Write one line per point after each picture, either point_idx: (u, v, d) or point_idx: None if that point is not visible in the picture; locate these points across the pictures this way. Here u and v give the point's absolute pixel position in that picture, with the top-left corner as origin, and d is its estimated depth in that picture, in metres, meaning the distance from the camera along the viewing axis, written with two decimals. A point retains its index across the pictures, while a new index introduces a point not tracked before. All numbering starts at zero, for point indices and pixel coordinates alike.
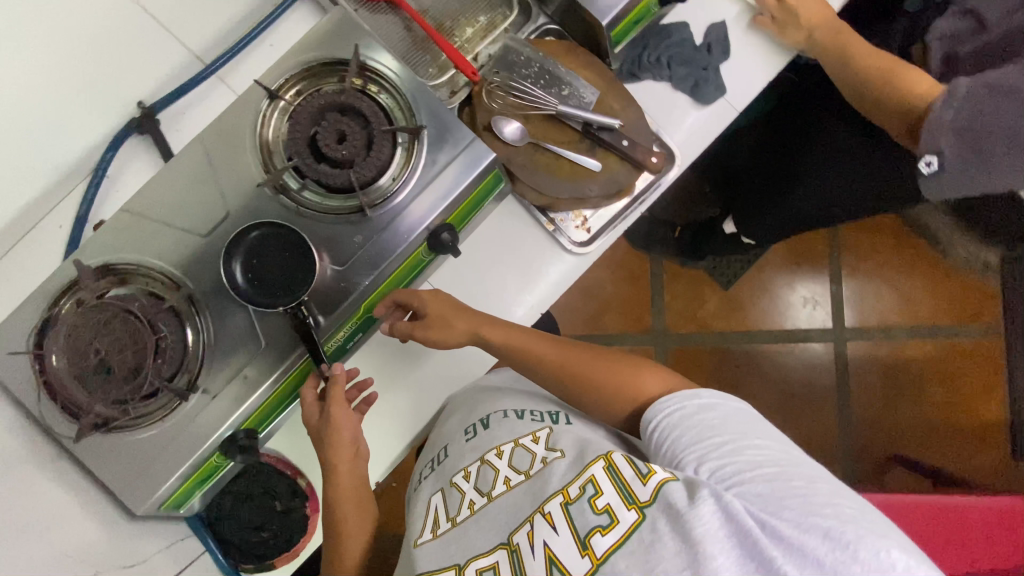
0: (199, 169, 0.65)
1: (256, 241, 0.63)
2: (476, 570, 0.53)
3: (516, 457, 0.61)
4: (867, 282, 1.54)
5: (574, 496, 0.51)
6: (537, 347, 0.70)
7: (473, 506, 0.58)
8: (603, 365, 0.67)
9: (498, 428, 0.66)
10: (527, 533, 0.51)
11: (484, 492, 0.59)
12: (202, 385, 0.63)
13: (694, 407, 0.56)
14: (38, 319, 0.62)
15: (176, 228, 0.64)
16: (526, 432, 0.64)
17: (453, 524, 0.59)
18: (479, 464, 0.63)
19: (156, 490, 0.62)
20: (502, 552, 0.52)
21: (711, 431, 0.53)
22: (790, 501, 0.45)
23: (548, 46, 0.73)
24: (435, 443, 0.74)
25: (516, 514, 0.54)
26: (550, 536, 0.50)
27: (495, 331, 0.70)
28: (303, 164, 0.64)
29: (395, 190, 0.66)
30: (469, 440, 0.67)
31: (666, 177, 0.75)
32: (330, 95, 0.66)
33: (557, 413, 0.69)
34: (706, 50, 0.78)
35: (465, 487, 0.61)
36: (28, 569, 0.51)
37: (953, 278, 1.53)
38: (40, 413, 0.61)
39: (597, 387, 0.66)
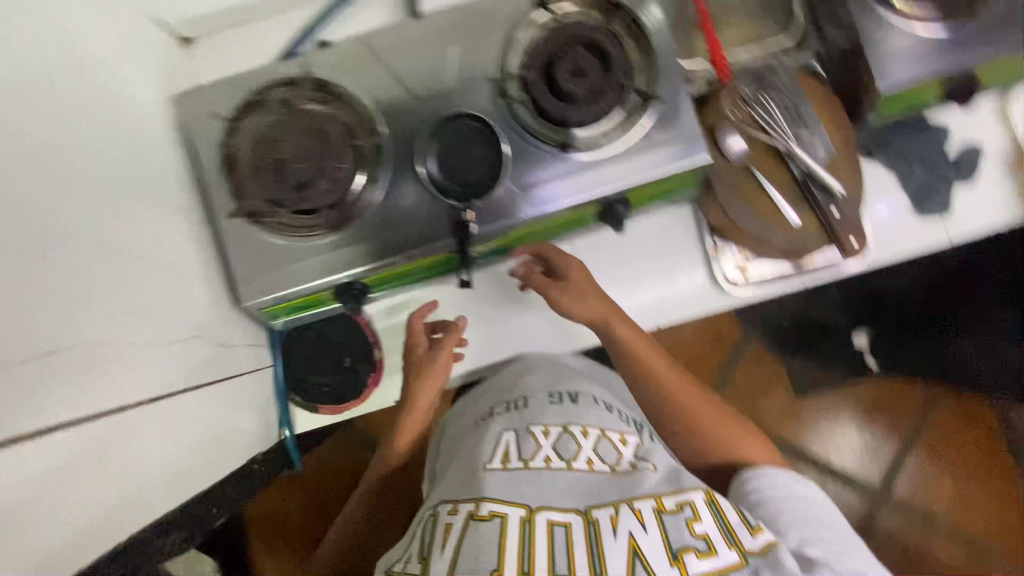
0: (442, 39, 0.67)
1: (462, 127, 0.65)
2: (546, 521, 0.48)
3: (604, 445, 0.56)
4: (928, 466, 1.31)
5: (669, 508, 0.49)
6: (656, 365, 0.66)
7: (550, 463, 0.53)
8: (714, 409, 0.65)
9: (589, 408, 0.60)
10: (611, 515, 0.49)
11: (566, 459, 0.54)
12: (349, 227, 0.66)
13: (799, 492, 0.57)
14: (248, 99, 0.66)
15: (396, 82, 0.66)
16: (616, 427, 0.59)
17: (522, 467, 0.53)
18: (565, 428, 0.56)
19: (268, 293, 0.65)
20: (576, 518, 0.49)
21: (819, 525, 0.54)
22: None
23: (808, 83, 0.69)
24: (498, 385, 0.67)
25: (597, 493, 0.51)
26: (639, 530, 0.47)
27: (624, 328, 0.66)
28: (533, 79, 0.64)
29: (601, 145, 0.65)
30: (554, 404, 0.60)
31: (848, 265, 0.72)
32: (589, 29, 0.65)
33: (642, 425, 0.65)
34: (952, 163, 0.73)
35: (544, 441, 0.55)
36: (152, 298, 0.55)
37: None
38: (211, 178, 0.65)
39: (700, 429, 0.64)
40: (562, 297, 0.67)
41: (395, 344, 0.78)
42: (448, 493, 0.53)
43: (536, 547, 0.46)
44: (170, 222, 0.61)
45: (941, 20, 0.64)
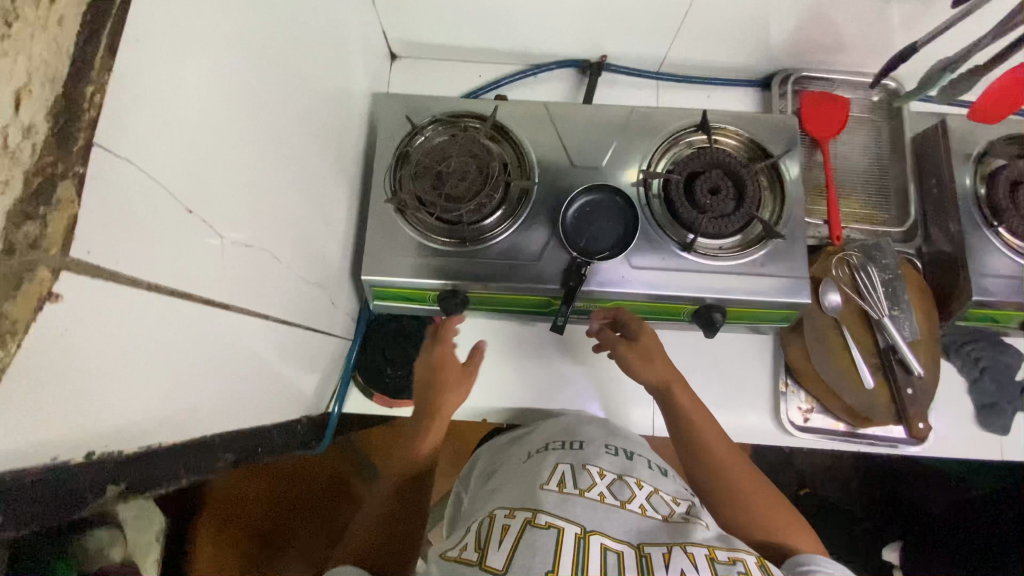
0: (610, 127, 0.77)
1: (604, 202, 0.73)
2: (600, 545, 0.45)
3: (657, 498, 0.52)
4: None
5: (722, 559, 0.45)
6: (710, 429, 0.65)
7: (603, 498, 0.50)
8: (766, 489, 0.61)
9: (644, 466, 0.57)
10: (663, 553, 0.45)
11: (619, 499, 0.51)
12: (478, 247, 0.73)
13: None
14: (438, 116, 0.77)
15: (561, 146, 0.76)
16: (670, 489, 0.56)
17: (577, 493, 0.50)
18: (618, 477, 0.54)
19: (386, 275, 0.71)
20: (629, 549, 0.46)
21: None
22: None
23: (909, 271, 0.76)
24: (553, 428, 0.66)
25: (652, 534, 0.48)
26: (691, 570, 0.43)
27: (684, 395, 0.66)
28: (678, 184, 0.73)
29: (717, 256, 0.72)
30: (611, 452, 0.58)
31: (909, 446, 0.75)
32: (736, 161, 0.75)
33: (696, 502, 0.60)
34: (1020, 390, 0.78)
35: (598, 480, 0.53)
36: (303, 239, 0.61)
37: None
38: (381, 164, 0.74)
39: (751, 502, 0.59)
40: (630, 355, 0.69)
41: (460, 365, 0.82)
42: (504, 503, 0.51)
43: (589, 565, 0.43)
44: (338, 185, 0.69)
45: None
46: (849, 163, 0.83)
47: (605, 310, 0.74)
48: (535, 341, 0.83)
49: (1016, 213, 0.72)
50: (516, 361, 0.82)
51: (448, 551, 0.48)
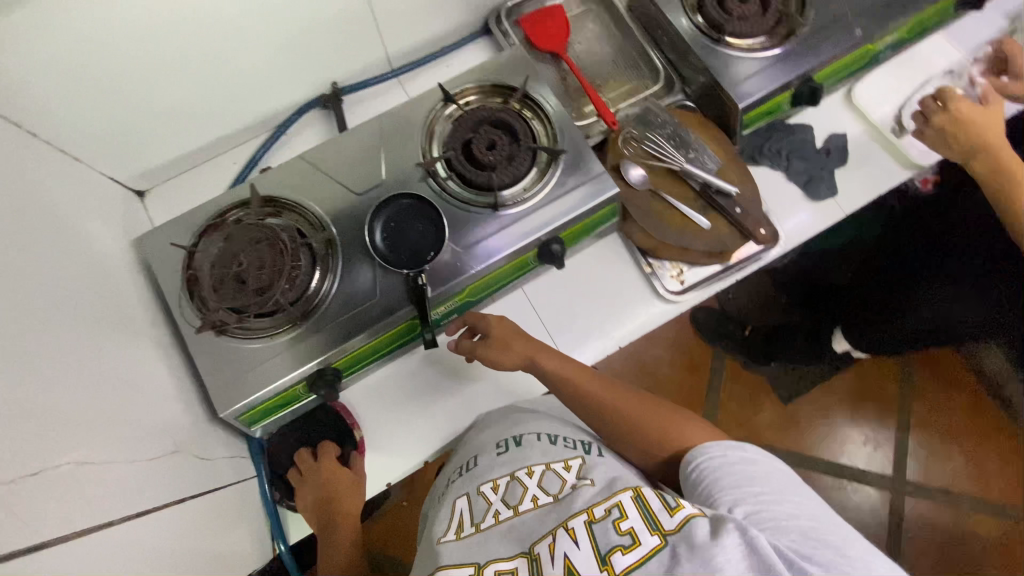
0: (370, 142, 0.76)
1: (402, 208, 0.72)
2: (495, 572, 0.53)
3: (546, 480, 0.61)
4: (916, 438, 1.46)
5: (598, 516, 0.53)
6: (590, 385, 0.71)
7: (498, 516, 0.59)
8: (652, 411, 0.68)
9: (531, 448, 0.66)
10: (548, 545, 0.52)
11: (512, 505, 0.59)
12: (312, 317, 0.70)
13: (735, 456, 0.58)
14: (205, 223, 0.73)
15: (335, 182, 0.74)
16: (560, 457, 0.65)
17: (476, 529, 0.58)
18: (509, 478, 0.63)
19: (245, 398, 0.67)
20: (522, 559, 0.53)
21: (751, 481, 0.55)
22: (821, 549, 0.49)
23: (685, 116, 0.82)
24: (465, 452, 0.73)
25: (540, 527, 0.55)
26: (572, 549, 0.50)
27: (550, 359, 0.72)
28: (455, 158, 0.74)
29: (524, 198, 0.74)
30: (501, 454, 0.67)
31: (770, 252, 0.81)
32: (494, 111, 0.77)
33: (590, 445, 0.69)
34: (825, 153, 0.85)
35: (492, 497, 0.62)
36: (121, 423, 0.56)
37: (1011, 444, 1.45)
38: (175, 300, 0.69)
39: (642, 435, 0.66)
40: (490, 352, 0.74)
41: (377, 426, 0.79)
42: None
43: None
44: (143, 346, 0.65)
45: (773, 44, 0.79)
46: (592, 56, 0.89)
47: (453, 325, 0.77)
48: (431, 362, 0.82)
49: (730, 20, 0.79)
50: (425, 389, 0.81)
51: None
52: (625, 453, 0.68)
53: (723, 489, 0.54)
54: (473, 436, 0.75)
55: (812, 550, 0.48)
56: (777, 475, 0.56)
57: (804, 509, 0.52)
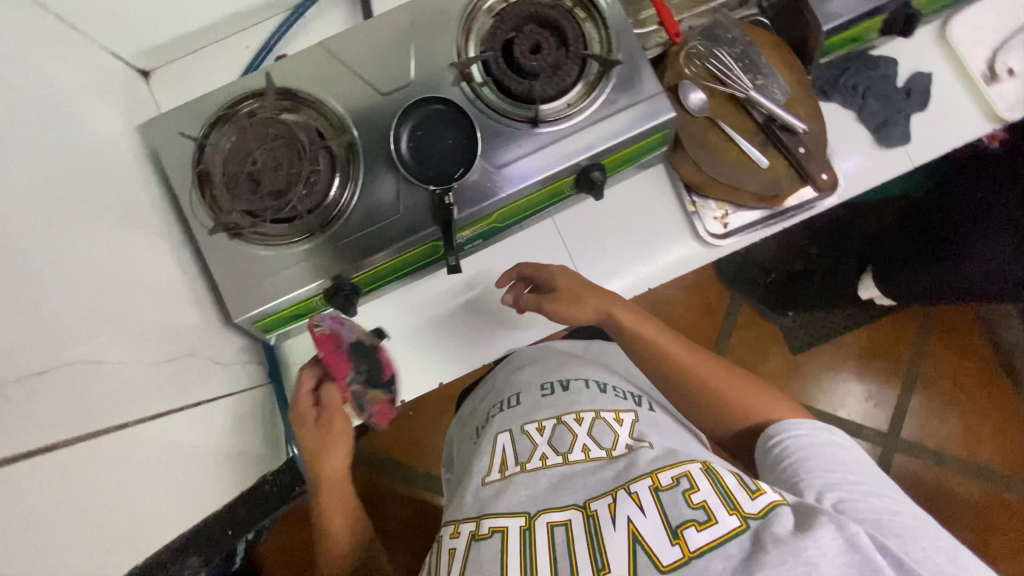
0: (400, 33, 0.67)
1: (432, 114, 0.65)
2: (547, 523, 0.54)
3: (597, 430, 0.62)
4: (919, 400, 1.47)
5: (665, 484, 0.53)
6: (678, 352, 0.67)
7: (546, 460, 0.60)
8: (742, 384, 0.65)
9: (580, 395, 0.67)
10: (608, 505, 0.53)
11: (561, 451, 0.60)
12: (332, 227, 0.66)
13: (823, 439, 0.57)
14: (214, 113, 0.66)
15: (357, 79, 0.66)
16: (610, 408, 0.66)
17: (522, 469, 0.60)
18: (556, 423, 0.64)
19: (258, 307, 0.65)
20: (576, 513, 0.54)
21: (842, 467, 0.54)
22: (926, 551, 0.47)
23: (757, 34, 0.72)
24: (502, 384, 0.75)
25: (596, 485, 0.56)
26: (636, 515, 0.51)
27: (629, 315, 0.68)
28: (495, 61, 0.66)
29: (568, 115, 0.66)
30: (546, 395, 0.68)
31: (825, 201, 0.74)
32: (542, 8, 0.67)
33: (640, 397, 0.70)
34: (906, 93, 0.76)
35: (537, 439, 0.63)
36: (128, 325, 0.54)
37: (1013, 416, 1.46)
38: (185, 195, 0.65)
39: (731, 411, 0.64)
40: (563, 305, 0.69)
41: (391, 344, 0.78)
42: (454, 512, 0.61)
43: (537, 549, 0.52)
44: (152, 244, 0.61)
45: None
46: None
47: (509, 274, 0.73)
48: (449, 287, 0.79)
49: None
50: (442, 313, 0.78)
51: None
52: (702, 424, 0.67)
53: (812, 473, 0.54)
54: (513, 370, 0.75)
55: (913, 545, 0.47)
56: (869, 469, 0.55)
57: (903, 507, 0.51)
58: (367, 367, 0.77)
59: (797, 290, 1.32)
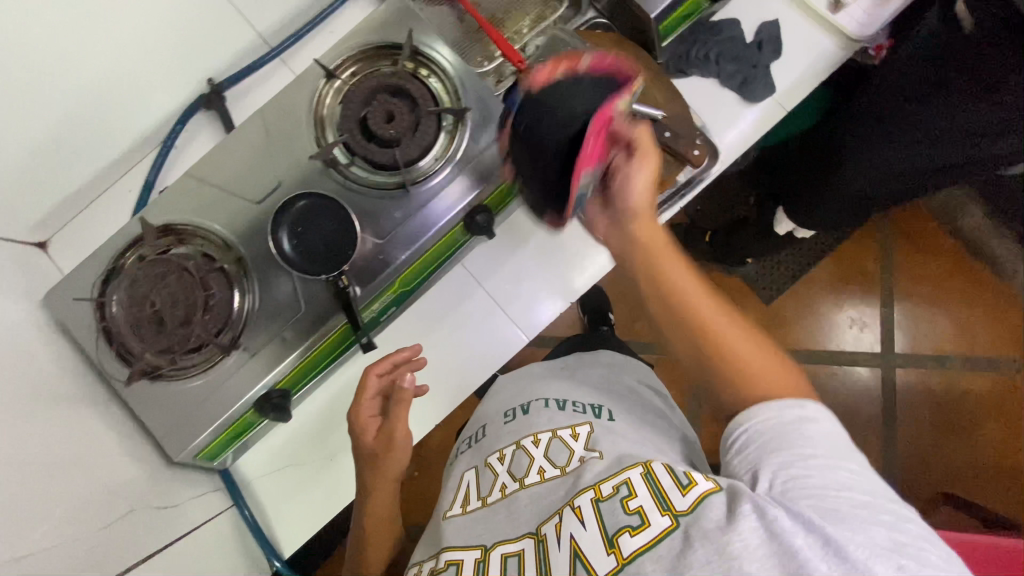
0: (258, 141, 0.68)
1: (303, 210, 0.65)
2: (501, 554, 0.57)
3: (552, 450, 0.66)
4: (902, 312, 1.46)
5: (605, 493, 0.54)
6: (686, 279, 0.56)
7: (505, 489, 0.65)
8: (758, 358, 0.53)
9: (536, 416, 0.73)
10: (555, 526, 0.54)
11: (517, 478, 0.65)
12: (243, 343, 0.67)
13: (792, 417, 0.49)
14: (102, 270, 0.67)
15: (231, 196, 0.68)
16: (566, 425, 0.70)
17: (483, 502, 0.65)
18: (515, 448, 0.69)
19: (189, 442, 0.66)
20: (528, 541, 0.56)
21: (807, 442, 0.47)
22: (869, 526, 0.42)
23: (596, 38, 0.74)
24: (489, 411, 0.83)
25: (547, 508, 0.58)
26: (578, 530, 0.52)
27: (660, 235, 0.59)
28: (354, 140, 0.68)
29: (437, 170, 0.68)
30: (507, 424, 0.75)
31: (710, 171, 0.76)
32: (384, 78, 0.69)
33: (601, 408, 0.73)
34: (758, 46, 0.77)
35: (499, 468, 0.68)
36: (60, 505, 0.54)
37: (999, 301, 1.45)
38: (96, 355, 0.66)
39: (725, 367, 0.53)
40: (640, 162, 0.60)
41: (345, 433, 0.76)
42: (418, 557, 0.66)
43: None
44: (74, 413, 0.62)
45: None
46: None
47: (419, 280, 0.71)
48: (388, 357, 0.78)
49: None
50: None
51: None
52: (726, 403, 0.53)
53: (753, 448, 0.49)
54: (488, 403, 0.85)
55: (855, 519, 0.42)
56: (837, 447, 0.47)
57: (855, 479, 0.45)
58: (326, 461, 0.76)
59: (736, 239, 1.29)
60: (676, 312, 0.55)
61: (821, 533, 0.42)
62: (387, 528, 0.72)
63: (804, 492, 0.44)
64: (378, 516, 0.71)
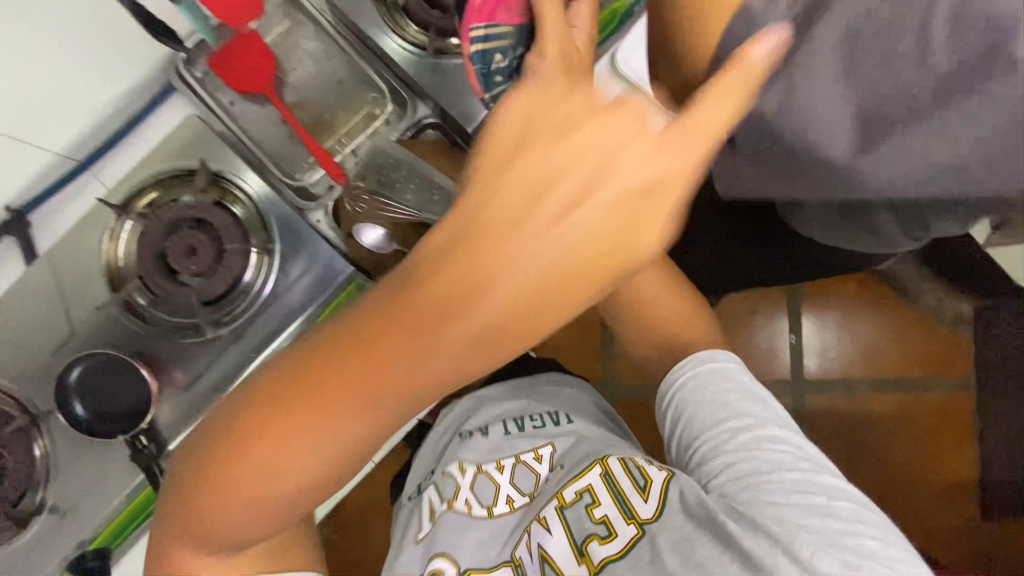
0: (48, 286, 0.64)
1: (90, 374, 0.60)
2: None
3: (519, 477, 0.63)
4: (808, 330, 1.19)
5: (569, 500, 0.55)
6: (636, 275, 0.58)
7: (470, 510, 0.61)
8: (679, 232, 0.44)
9: (496, 437, 0.67)
10: (526, 544, 0.56)
11: (484, 503, 0.61)
12: (49, 503, 0.63)
13: (716, 384, 0.52)
14: None
15: (21, 347, 0.63)
16: (530, 444, 0.65)
17: (448, 507, 0.62)
18: (476, 471, 0.63)
19: None
20: (505, 569, 0.55)
21: (726, 413, 0.50)
22: (803, 503, 0.44)
23: (421, 147, 0.71)
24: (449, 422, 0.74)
25: (513, 533, 0.58)
26: (544, 539, 0.54)
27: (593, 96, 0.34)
28: (151, 281, 0.63)
29: (243, 307, 0.64)
30: (466, 443, 0.68)
31: None
32: (182, 210, 0.64)
33: (558, 414, 0.68)
34: None
35: (461, 479, 0.64)
36: None
37: (902, 317, 1.17)
38: None
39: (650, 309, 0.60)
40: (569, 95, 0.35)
41: None
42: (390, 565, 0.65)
43: None
44: None
45: None
46: (309, 88, 0.74)
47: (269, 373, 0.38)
48: None
49: (439, 17, 0.67)
50: None
51: None
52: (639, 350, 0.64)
53: (687, 424, 0.52)
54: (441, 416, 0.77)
55: (786, 500, 0.44)
56: (742, 410, 0.50)
57: (769, 451, 0.48)
58: None
59: None
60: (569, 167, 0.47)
61: (767, 533, 0.43)
62: (599, 262, 0.34)
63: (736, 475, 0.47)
64: (644, 161, 0.33)
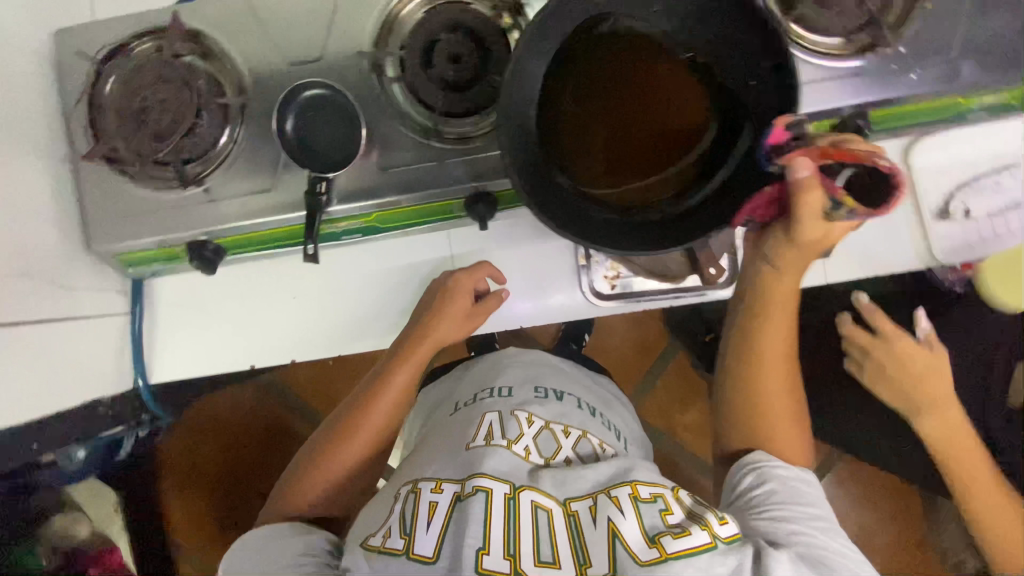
0: (322, 3, 0.64)
1: (312, 104, 0.63)
2: (531, 502, 0.55)
3: (582, 446, 0.64)
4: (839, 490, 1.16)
5: (643, 496, 0.56)
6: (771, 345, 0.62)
7: (530, 454, 0.61)
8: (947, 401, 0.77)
9: (569, 408, 0.68)
10: (590, 506, 0.56)
11: (545, 455, 0.62)
12: (206, 184, 0.64)
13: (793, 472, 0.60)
14: (118, 42, 0.65)
15: (269, 42, 0.64)
16: (598, 434, 0.67)
17: (508, 445, 0.60)
18: (544, 424, 0.64)
19: (123, 240, 0.65)
20: (557, 506, 0.56)
21: (786, 484, 0.58)
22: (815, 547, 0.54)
23: None
24: (512, 369, 0.73)
25: (579, 487, 0.58)
26: (616, 516, 0.54)
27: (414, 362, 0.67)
28: (409, 62, 0.63)
29: (472, 137, 0.64)
30: (541, 397, 0.68)
31: (708, 290, 0.72)
32: (474, 18, 0.64)
33: (596, 410, 0.72)
34: None
35: (527, 429, 0.63)
36: None
37: (922, 538, 1.14)
38: (74, 116, 0.65)
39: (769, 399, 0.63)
40: (465, 278, 0.69)
41: (260, 316, 0.75)
42: (429, 474, 0.59)
43: (520, 524, 0.53)
44: (26, 161, 0.61)
45: (846, 53, 0.62)
46: None
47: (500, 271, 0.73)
48: (338, 273, 0.74)
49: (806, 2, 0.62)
50: (315, 297, 0.74)
51: (370, 539, 0.54)
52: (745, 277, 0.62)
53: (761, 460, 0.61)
54: (503, 364, 0.74)
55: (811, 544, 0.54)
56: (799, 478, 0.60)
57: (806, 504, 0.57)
58: (227, 326, 0.75)
59: None
60: (741, 388, 0.64)
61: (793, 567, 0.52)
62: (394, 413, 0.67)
63: (778, 488, 0.58)
64: (454, 277, 0.69)
